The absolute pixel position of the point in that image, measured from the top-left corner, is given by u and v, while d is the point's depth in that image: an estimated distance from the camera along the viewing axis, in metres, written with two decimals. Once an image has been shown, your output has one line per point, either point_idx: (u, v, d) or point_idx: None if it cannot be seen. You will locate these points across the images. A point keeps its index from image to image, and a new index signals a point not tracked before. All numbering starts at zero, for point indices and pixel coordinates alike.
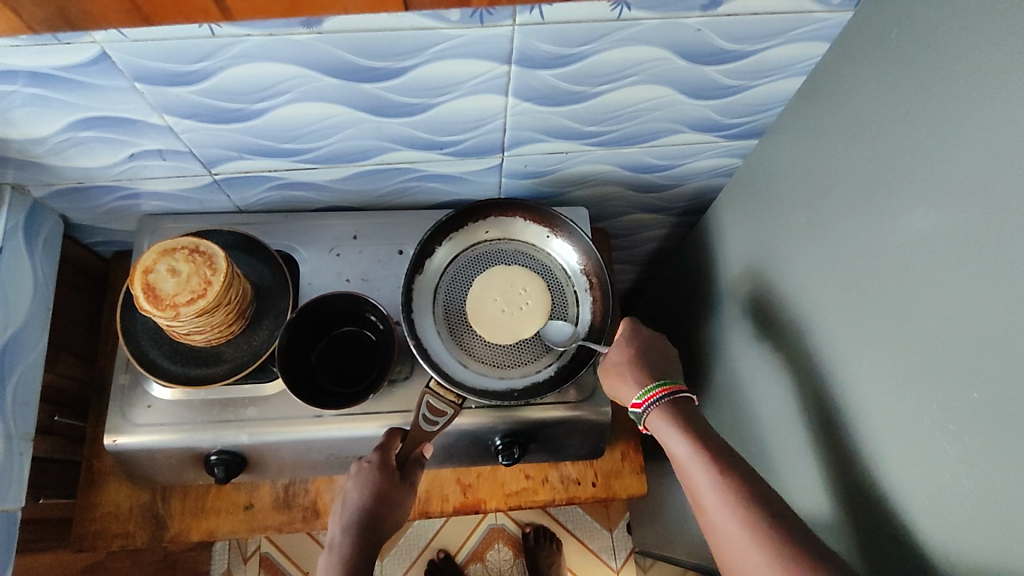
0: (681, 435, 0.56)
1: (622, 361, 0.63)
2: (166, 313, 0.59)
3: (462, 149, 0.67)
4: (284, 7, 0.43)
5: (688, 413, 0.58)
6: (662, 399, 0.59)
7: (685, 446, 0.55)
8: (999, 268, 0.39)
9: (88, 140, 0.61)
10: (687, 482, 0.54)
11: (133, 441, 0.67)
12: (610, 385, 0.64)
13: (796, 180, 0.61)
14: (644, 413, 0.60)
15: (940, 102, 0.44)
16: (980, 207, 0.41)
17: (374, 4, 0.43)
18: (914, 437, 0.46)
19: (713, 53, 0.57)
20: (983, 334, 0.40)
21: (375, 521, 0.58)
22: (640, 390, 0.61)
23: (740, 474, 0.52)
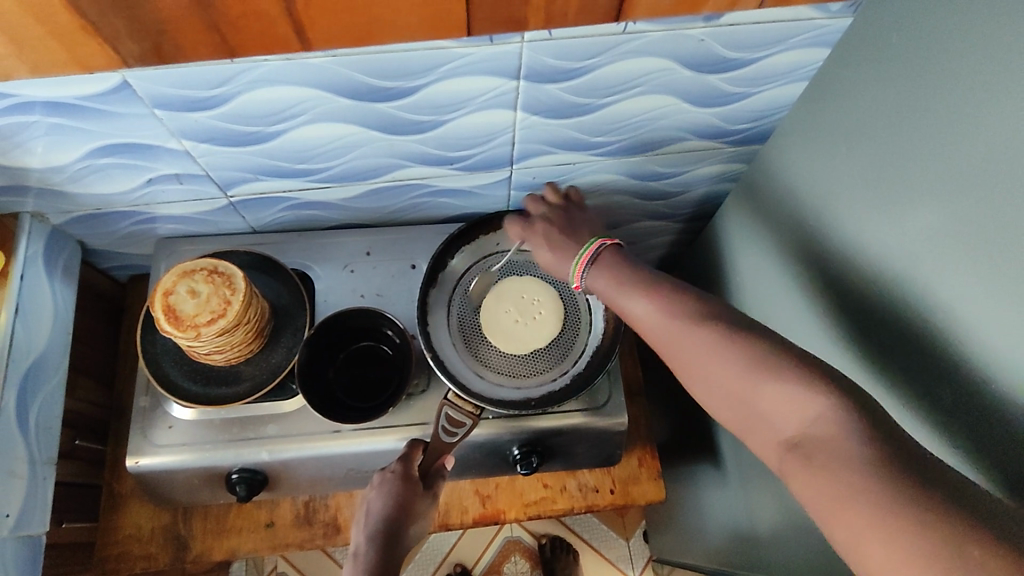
0: (611, 274, 0.54)
1: (553, 241, 0.64)
2: (187, 333, 0.60)
3: (472, 163, 0.69)
4: (355, 40, 0.45)
5: (617, 256, 0.56)
6: (590, 259, 0.57)
7: (616, 284, 0.53)
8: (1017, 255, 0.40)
9: (108, 167, 0.62)
10: (627, 316, 0.52)
11: (155, 462, 0.68)
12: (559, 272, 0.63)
13: (801, 182, 0.62)
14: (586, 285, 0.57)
15: (939, 102, 0.45)
16: (991, 199, 0.41)
17: (436, 29, 0.45)
18: (933, 432, 0.46)
19: (716, 62, 0.59)
20: (1004, 319, 0.41)
21: (398, 529, 0.58)
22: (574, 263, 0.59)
23: (670, 284, 0.51)
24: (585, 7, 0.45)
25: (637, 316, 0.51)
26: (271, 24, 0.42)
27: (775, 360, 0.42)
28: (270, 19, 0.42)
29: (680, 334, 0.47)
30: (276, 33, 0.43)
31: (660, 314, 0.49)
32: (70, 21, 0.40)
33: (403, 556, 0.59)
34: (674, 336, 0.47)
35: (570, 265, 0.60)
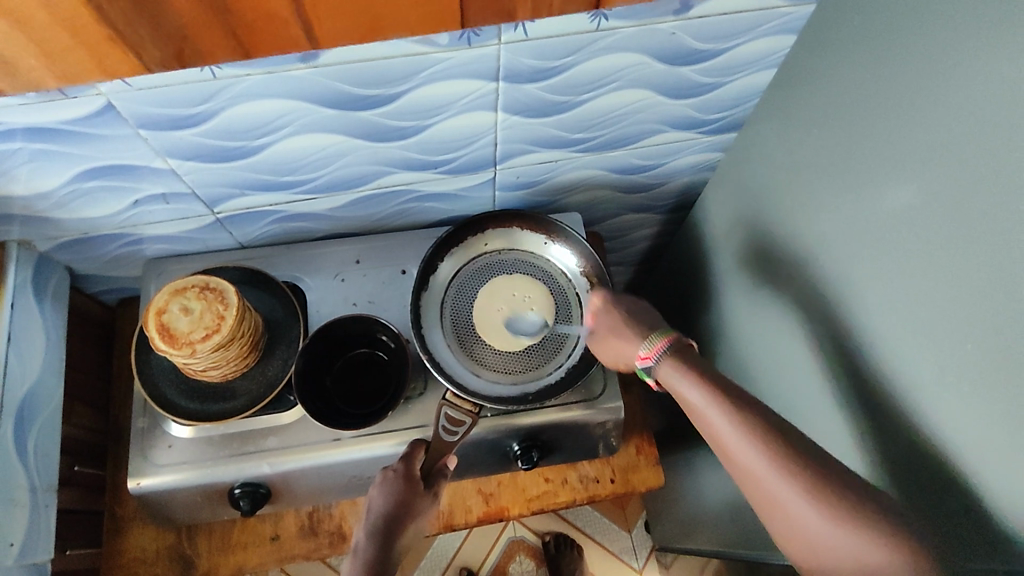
0: (684, 379, 0.55)
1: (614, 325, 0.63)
2: (182, 351, 0.61)
3: (456, 166, 0.70)
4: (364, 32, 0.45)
5: (697, 360, 0.56)
6: (664, 352, 0.57)
7: (698, 393, 0.53)
8: (990, 219, 0.41)
9: (94, 190, 0.62)
10: (707, 431, 0.53)
11: (156, 483, 0.67)
12: (613, 351, 0.63)
13: (778, 165, 0.64)
14: (654, 366, 0.58)
15: (904, 80, 0.47)
16: (962, 167, 0.43)
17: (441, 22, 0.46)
18: (916, 399, 0.47)
19: (688, 54, 0.60)
20: (980, 283, 0.42)
21: (397, 528, 0.59)
22: (644, 344, 0.59)
23: (737, 399, 0.52)
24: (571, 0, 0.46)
25: (721, 434, 0.51)
26: (282, 27, 0.43)
27: (841, 497, 0.45)
28: (283, 21, 0.42)
29: (775, 464, 0.47)
30: (286, 35, 0.43)
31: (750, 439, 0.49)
32: (96, 31, 0.40)
33: (401, 553, 0.60)
34: (767, 466, 0.48)
35: (638, 347, 0.60)
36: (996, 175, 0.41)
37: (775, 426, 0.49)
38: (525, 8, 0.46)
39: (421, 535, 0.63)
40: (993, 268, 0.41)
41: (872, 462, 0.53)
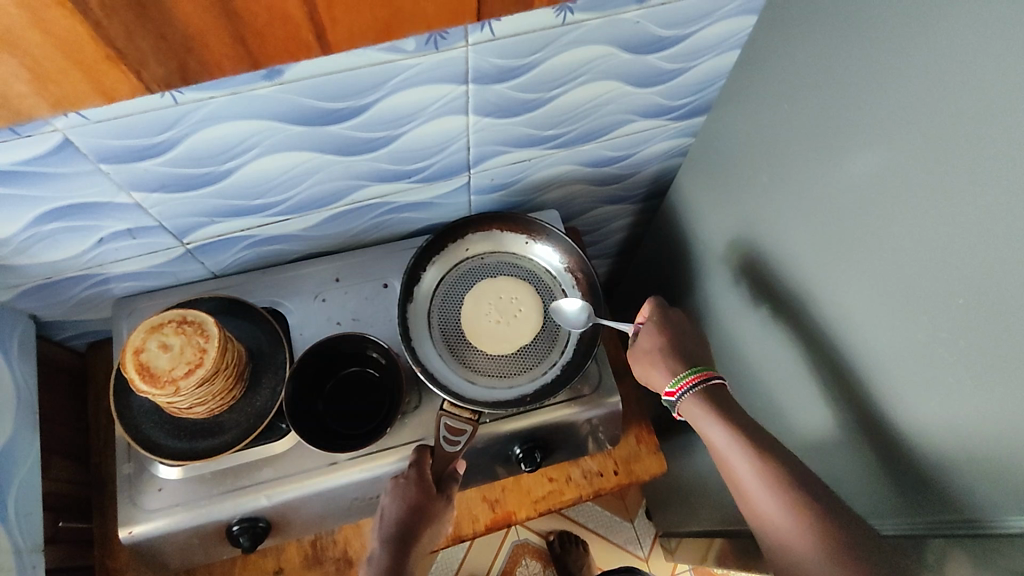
0: (716, 421, 0.57)
1: (654, 348, 0.65)
2: (166, 390, 0.58)
3: (430, 173, 0.69)
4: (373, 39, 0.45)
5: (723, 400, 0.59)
6: (695, 386, 0.60)
7: (721, 431, 0.56)
8: (968, 179, 0.42)
9: (55, 232, 0.59)
10: (727, 470, 0.55)
11: (149, 529, 0.64)
12: (642, 372, 0.66)
13: (749, 145, 0.65)
14: (677, 401, 0.61)
15: (869, 49, 0.48)
16: (937, 127, 0.43)
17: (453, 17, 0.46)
18: (914, 359, 0.48)
19: (653, 41, 0.61)
20: (966, 243, 0.42)
21: (411, 530, 0.60)
22: (674, 378, 0.62)
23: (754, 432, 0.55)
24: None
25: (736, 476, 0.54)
26: (295, 30, 0.42)
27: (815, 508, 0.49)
28: (295, 24, 0.42)
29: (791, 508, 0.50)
30: (298, 38, 0.43)
31: (762, 470, 0.52)
32: (96, 51, 0.39)
33: (418, 556, 0.60)
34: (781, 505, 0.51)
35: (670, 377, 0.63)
36: (969, 130, 0.41)
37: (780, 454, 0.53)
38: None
39: (434, 543, 0.63)
40: (975, 228, 0.41)
41: (874, 425, 0.54)
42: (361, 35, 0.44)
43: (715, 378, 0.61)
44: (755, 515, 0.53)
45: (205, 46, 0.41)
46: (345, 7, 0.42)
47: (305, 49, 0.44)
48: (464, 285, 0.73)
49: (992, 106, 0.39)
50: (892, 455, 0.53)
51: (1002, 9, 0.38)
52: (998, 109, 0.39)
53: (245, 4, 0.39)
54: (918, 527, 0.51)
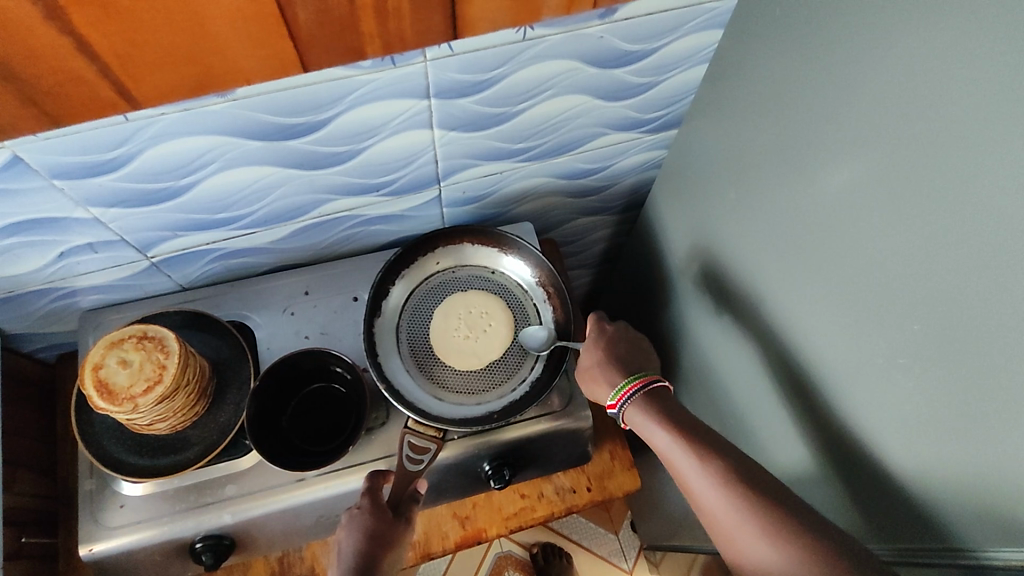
0: (653, 417, 0.57)
1: (593, 364, 0.65)
2: (124, 407, 0.57)
3: (398, 186, 0.68)
4: (188, 90, 0.45)
5: (664, 400, 0.59)
6: (635, 393, 0.60)
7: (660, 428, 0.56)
8: (928, 200, 0.41)
9: (13, 247, 0.59)
10: (673, 470, 0.55)
11: (110, 546, 0.63)
12: (586, 388, 0.66)
13: (718, 160, 0.65)
14: (620, 411, 0.61)
15: (831, 66, 0.47)
16: (899, 146, 0.42)
17: (272, 71, 0.46)
18: (878, 383, 0.47)
19: (620, 55, 0.60)
20: (927, 262, 0.41)
21: (374, 561, 0.56)
22: (616, 388, 0.62)
23: (682, 417, 0.57)
24: (425, 32, 0.47)
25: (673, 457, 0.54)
26: (93, 91, 0.42)
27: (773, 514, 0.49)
28: (92, 83, 0.42)
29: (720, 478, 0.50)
30: (100, 97, 0.43)
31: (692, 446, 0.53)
32: None
33: None
34: (732, 510, 0.49)
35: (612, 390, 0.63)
36: (928, 147, 0.40)
37: (706, 435, 0.54)
38: (374, 45, 0.46)
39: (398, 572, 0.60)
40: (936, 247, 0.41)
41: (842, 446, 0.53)
42: (169, 90, 0.44)
43: (659, 381, 0.61)
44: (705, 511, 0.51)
45: (1, 104, 0.41)
46: (141, 65, 0.42)
47: (110, 104, 0.44)
48: (435, 299, 0.72)
49: (951, 125, 0.39)
50: (862, 478, 0.52)
51: (959, 27, 0.38)
52: (960, 127, 0.38)
53: (24, 66, 0.39)
54: (888, 551, 0.50)
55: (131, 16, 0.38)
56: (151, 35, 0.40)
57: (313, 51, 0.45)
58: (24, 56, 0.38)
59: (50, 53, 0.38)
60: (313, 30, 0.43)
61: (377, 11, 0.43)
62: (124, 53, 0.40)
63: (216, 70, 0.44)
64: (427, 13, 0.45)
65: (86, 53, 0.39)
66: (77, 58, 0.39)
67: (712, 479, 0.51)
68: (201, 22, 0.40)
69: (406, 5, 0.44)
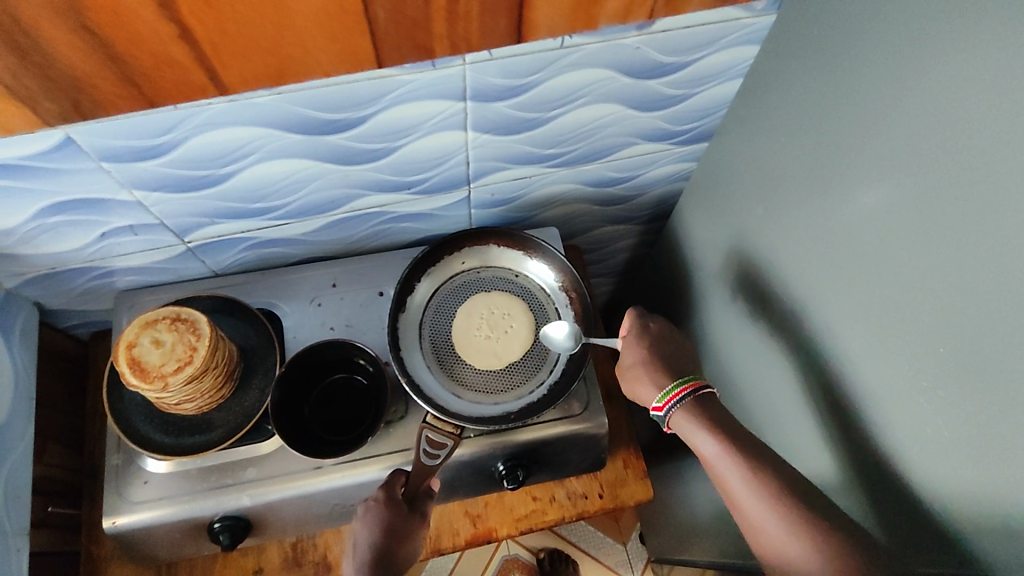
0: (703, 428, 0.56)
1: (636, 361, 0.66)
2: (154, 385, 0.59)
3: (429, 186, 0.70)
4: (269, 78, 0.47)
5: (712, 407, 0.58)
6: (685, 398, 0.59)
7: (711, 443, 0.55)
8: (959, 224, 0.41)
9: (59, 225, 0.61)
10: (719, 481, 0.54)
11: (133, 520, 0.65)
12: (629, 387, 0.66)
13: (748, 174, 0.65)
14: (666, 415, 0.60)
15: (865, 87, 0.47)
16: (931, 169, 0.42)
17: (347, 62, 0.48)
18: (901, 405, 0.47)
19: (655, 67, 0.61)
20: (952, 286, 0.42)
21: (389, 554, 0.57)
22: (662, 391, 0.62)
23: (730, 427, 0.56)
24: (489, 35, 0.48)
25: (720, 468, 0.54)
26: (185, 74, 0.45)
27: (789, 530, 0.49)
28: (184, 67, 0.44)
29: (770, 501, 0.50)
30: (191, 80, 0.45)
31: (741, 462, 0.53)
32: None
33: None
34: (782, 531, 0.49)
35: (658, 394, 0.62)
36: (960, 170, 0.40)
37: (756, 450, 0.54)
38: (442, 44, 0.48)
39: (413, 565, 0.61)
40: (965, 271, 0.41)
41: (860, 467, 0.53)
42: (255, 77, 0.46)
43: (701, 389, 0.60)
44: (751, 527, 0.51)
45: (104, 83, 0.44)
46: (231, 53, 0.44)
47: (200, 89, 0.47)
48: (459, 298, 0.73)
49: (985, 150, 0.39)
50: (880, 498, 0.51)
51: (996, 53, 0.38)
52: (996, 152, 0.38)
53: (126, 47, 0.42)
54: None
55: (226, 8, 0.40)
56: (242, 23, 0.42)
57: (386, 48, 0.47)
58: (129, 40, 0.41)
59: (151, 38, 0.41)
60: (388, 27, 0.45)
61: (449, 13, 0.45)
62: (217, 40, 0.43)
63: (297, 62, 0.46)
64: (493, 17, 0.47)
65: (185, 40, 0.42)
66: (177, 44, 0.42)
67: (767, 502, 0.50)
68: (286, 14, 0.42)
69: (475, 9, 0.46)
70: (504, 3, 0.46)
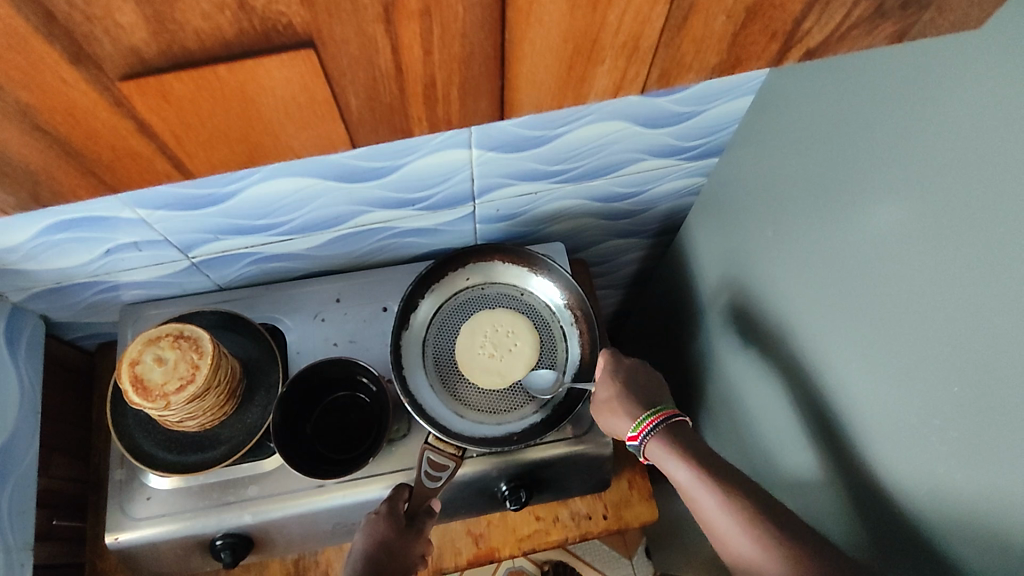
0: (674, 455, 0.57)
1: (610, 398, 0.64)
2: (156, 403, 0.59)
3: (434, 202, 0.69)
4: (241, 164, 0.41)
5: (683, 434, 0.59)
6: (655, 426, 0.60)
7: (683, 469, 0.55)
8: (975, 254, 0.39)
9: (63, 242, 0.61)
10: (694, 506, 0.55)
11: (135, 536, 0.65)
12: (603, 421, 0.65)
13: (756, 193, 0.64)
14: (642, 445, 0.61)
15: (875, 111, 0.46)
16: (946, 198, 0.41)
17: (325, 147, 0.41)
18: (909, 441, 0.46)
19: (663, 84, 0.60)
20: (964, 318, 0.40)
21: (378, 567, 0.57)
22: (635, 422, 0.61)
23: (700, 451, 0.56)
24: (472, 115, 0.41)
25: (694, 493, 0.54)
26: (148, 165, 0.38)
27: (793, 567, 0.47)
28: (146, 158, 0.38)
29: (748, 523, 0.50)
30: (155, 172, 0.39)
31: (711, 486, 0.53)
32: None
33: None
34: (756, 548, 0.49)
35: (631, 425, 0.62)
36: (976, 199, 0.39)
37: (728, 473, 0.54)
38: (421, 126, 0.41)
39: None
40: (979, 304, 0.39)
41: (868, 498, 0.51)
42: (223, 167, 0.40)
43: (675, 417, 0.61)
44: (727, 549, 0.51)
45: (55, 177, 0.38)
46: (199, 144, 0.38)
47: (163, 180, 0.40)
48: (463, 315, 0.72)
49: (1003, 179, 0.37)
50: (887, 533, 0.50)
51: (1017, 78, 0.36)
52: (1013, 182, 0.37)
53: (83, 143, 0.35)
54: None
55: (189, 102, 0.34)
56: (207, 115, 0.36)
57: (363, 133, 0.40)
58: (82, 137, 0.35)
59: (108, 133, 0.35)
60: (364, 111, 0.38)
61: (427, 97, 0.38)
62: (180, 132, 0.36)
63: (271, 150, 0.40)
64: (475, 101, 0.39)
65: (145, 134, 0.36)
66: (137, 137, 0.36)
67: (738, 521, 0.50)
68: (257, 107, 0.36)
69: (457, 90, 0.38)
70: (487, 85, 0.39)
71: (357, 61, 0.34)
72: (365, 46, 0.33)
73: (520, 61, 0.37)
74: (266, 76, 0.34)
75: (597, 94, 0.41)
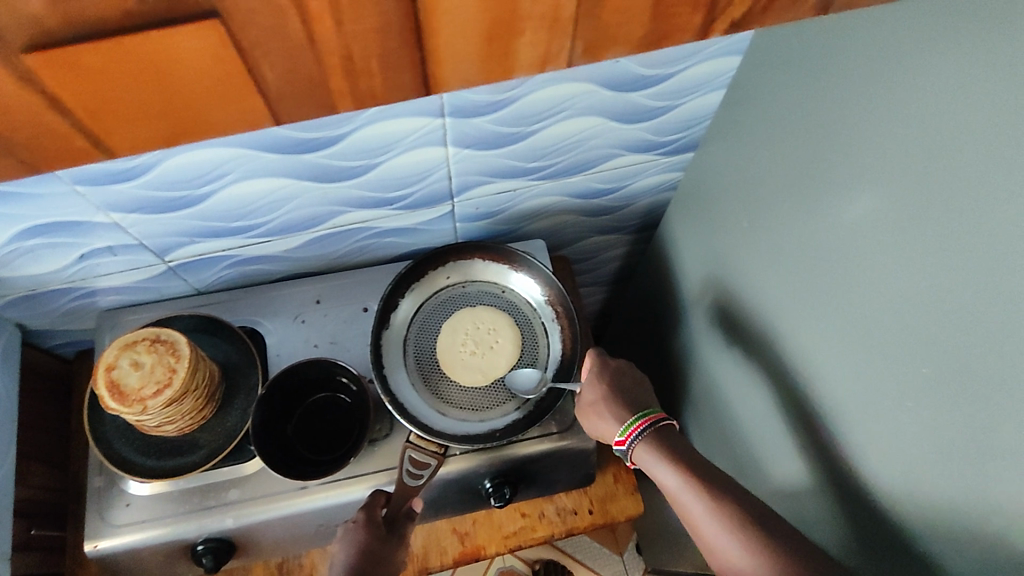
0: (664, 460, 0.57)
1: (597, 399, 0.64)
2: (133, 408, 0.58)
3: (412, 201, 0.69)
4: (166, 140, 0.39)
5: (671, 438, 0.59)
6: (645, 430, 0.60)
7: (672, 475, 0.56)
8: (942, 238, 0.40)
9: (36, 248, 0.61)
10: (682, 512, 0.55)
11: (115, 543, 0.64)
12: (589, 424, 0.65)
13: (732, 186, 0.64)
14: (629, 449, 0.61)
15: (844, 101, 0.47)
16: (915, 184, 0.42)
17: (248, 122, 0.39)
18: (886, 424, 0.46)
19: (637, 79, 0.61)
20: (932, 299, 0.41)
21: None
22: (623, 425, 0.62)
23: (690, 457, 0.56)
24: (397, 90, 0.39)
25: (683, 498, 0.54)
26: (66, 143, 0.37)
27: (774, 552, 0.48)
28: (62, 137, 0.37)
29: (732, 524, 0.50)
30: (73, 150, 0.38)
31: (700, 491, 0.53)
32: None
33: None
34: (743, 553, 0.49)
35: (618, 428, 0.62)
36: (943, 184, 0.40)
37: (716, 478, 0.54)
38: (347, 100, 0.39)
39: None
40: (947, 286, 0.40)
41: (847, 483, 0.52)
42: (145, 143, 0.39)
43: (663, 420, 0.61)
44: (715, 554, 0.51)
45: None
46: (116, 119, 0.36)
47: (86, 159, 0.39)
48: (444, 314, 0.72)
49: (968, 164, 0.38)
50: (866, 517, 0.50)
51: (976, 65, 0.37)
52: (976, 166, 0.37)
53: None
54: None
55: (98, 73, 0.33)
56: (119, 87, 0.34)
57: (286, 108, 0.38)
58: None
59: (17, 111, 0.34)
60: (284, 85, 0.36)
61: (347, 68, 0.37)
62: (95, 106, 0.35)
63: (194, 126, 0.38)
64: (399, 72, 0.38)
65: (58, 109, 0.34)
66: (49, 113, 0.35)
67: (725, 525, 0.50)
68: (172, 79, 0.34)
69: (378, 60, 0.37)
70: (409, 54, 0.37)
71: (268, 27, 0.32)
72: (275, 11, 0.32)
73: (439, 30, 0.36)
74: (178, 44, 0.32)
75: (529, 65, 0.40)
